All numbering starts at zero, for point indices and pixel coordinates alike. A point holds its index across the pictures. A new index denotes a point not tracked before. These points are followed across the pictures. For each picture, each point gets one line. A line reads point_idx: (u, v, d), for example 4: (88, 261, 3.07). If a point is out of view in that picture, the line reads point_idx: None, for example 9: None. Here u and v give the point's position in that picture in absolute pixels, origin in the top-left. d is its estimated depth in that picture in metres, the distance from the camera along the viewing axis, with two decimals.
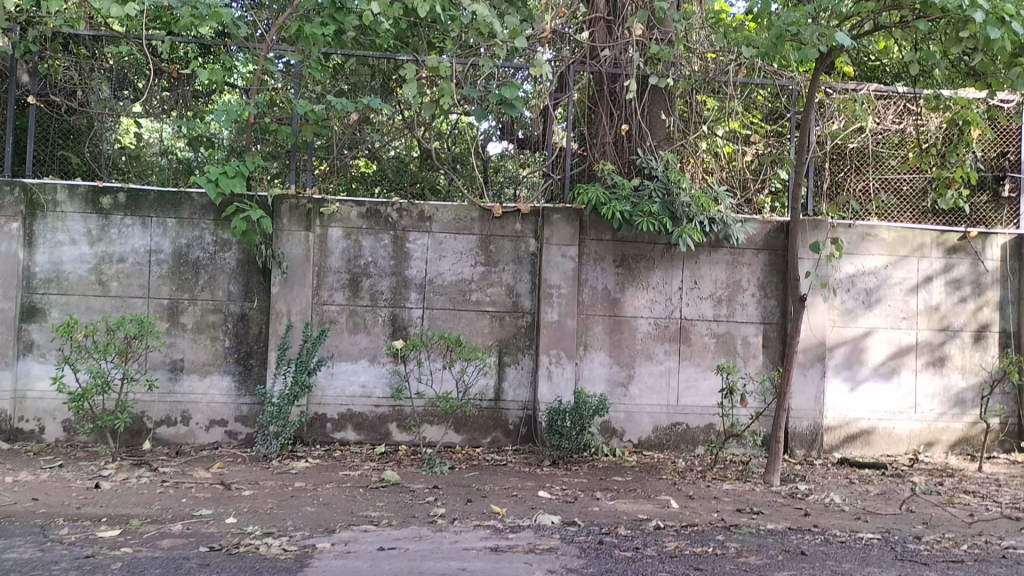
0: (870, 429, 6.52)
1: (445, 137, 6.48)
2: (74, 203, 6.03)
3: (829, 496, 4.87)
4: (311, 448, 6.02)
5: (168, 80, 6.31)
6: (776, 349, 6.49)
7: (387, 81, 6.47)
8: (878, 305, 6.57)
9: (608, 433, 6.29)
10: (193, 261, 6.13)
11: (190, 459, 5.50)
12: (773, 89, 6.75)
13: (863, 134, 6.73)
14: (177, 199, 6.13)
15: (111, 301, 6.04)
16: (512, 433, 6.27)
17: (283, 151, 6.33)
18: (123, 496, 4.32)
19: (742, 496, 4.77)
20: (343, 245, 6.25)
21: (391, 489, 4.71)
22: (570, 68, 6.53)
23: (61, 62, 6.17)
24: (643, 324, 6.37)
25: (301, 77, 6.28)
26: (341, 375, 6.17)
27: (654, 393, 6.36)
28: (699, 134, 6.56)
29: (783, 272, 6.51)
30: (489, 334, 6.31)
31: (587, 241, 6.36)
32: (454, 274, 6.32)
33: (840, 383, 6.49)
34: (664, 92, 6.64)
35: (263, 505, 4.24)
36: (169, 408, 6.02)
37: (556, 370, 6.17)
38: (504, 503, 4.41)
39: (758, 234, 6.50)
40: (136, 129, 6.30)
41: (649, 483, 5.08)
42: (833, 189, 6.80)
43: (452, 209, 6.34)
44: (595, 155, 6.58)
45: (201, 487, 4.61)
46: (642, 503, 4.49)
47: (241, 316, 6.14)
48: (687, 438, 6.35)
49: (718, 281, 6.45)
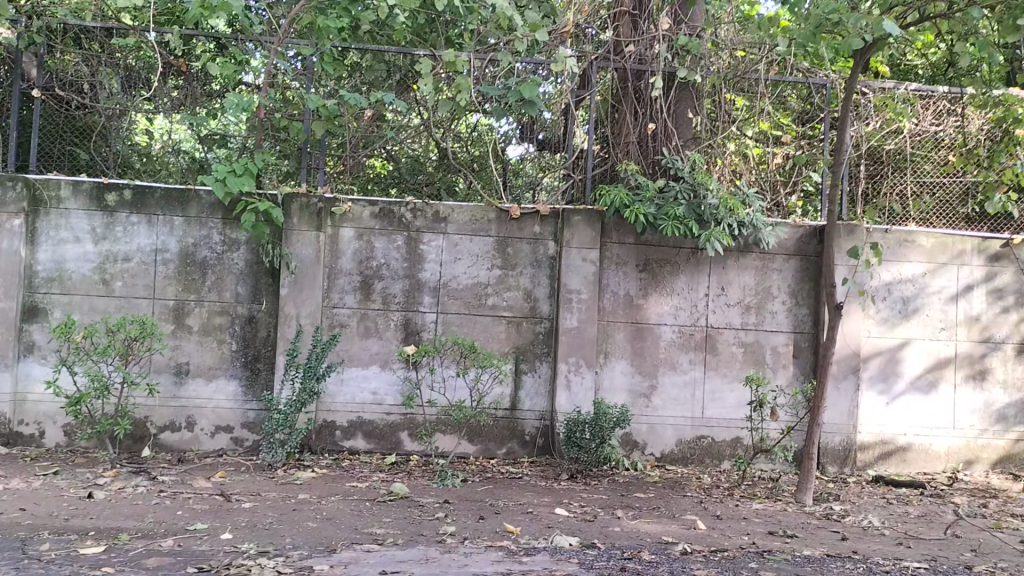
0: (906, 446, 6.19)
1: (463, 139, 6.30)
2: (79, 199, 5.83)
3: (866, 517, 4.55)
4: (319, 457, 5.79)
5: (179, 76, 6.14)
6: (807, 360, 6.17)
7: (405, 77, 6.23)
8: (915, 315, 6.24)
9: (629, 446, 5.99)
10: (200, 261, 5.92)
11: (192, 468, 5.27)
12: (806, 89, 6.47)
13: (900, 136, 6.43)
14: (184, 197, 5.92)
15: (116, 302, 5.84)
16: (529, 444, 6.00)
17: (295, 148, 6.12)
18: (115, 507, 4.09)
19: (774, 517, 4.46)
20: (355, 246, 6.01)
21: (400, 504, 4.45)
22: (593, 65, 6.27)
23: (71, 58, 6.01)
24: (667, 332, 6.08)
25: (314, 72, 6.01)
26: (351, 381, 5.93)
27: (677, 404, 6.06)
28: (729, 133, 6.34)
29: (815, 278, 6.20)
30: (505, 340, 6.05)
31: (610, 244, 6.08)
32: (470, 277, 6.06)
33: (875, 396, 6.17)
34: (693, 90, 6.34)
35: (262, 520, 4.00)
36: (174, 413, 5.80)
37: (576, 378, 5.89)
38: (519, 522, 4.14)
39: (789, 238, 6.19)
40: (146, 126, 6.14)
41: (674, 502, 4.78)
42: (869, 194, 6.52)
43: (468, 210, 6.08)
44: (618, 155, 6.28)
45: (199, 498, 4.37)
46: (666, 524, 4.20)
47: (248, 319, 5.92)
48: (712, 453, 6.05)
49: (746, 288, 6.15)
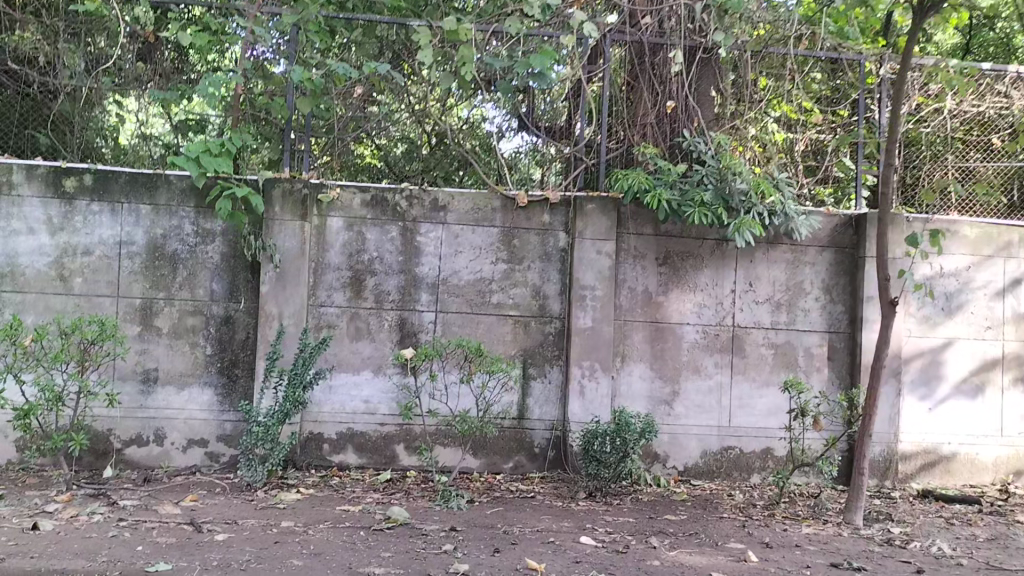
0: (951, 455, 5.64)
1: (459, 125, 5.70)
2: (33, 184, 5.16)
3: (934, 543, 4.02)
4: (305, 474, 5.17)
5: (144, 48, 5.57)
6: (843, 361, 5.63)
7: (398, 52, 5.60)
8: (959, 312, 5.70)
9: (650, 459, 5.41)
10: (171, 255, 5.29)
11: (159, 489, 4.61)
12: (838, 64, 5.91)
13: (940, 117, 5.93)
14: (152, 182, 5.27)
15: (75, 301, 5.19)
16: (538, 457, 5.41)
17: (276, 130, 5.46)
18: (63, 543, 3.44)
19: (831, 545, 3.90)
20: (344, 238, 5.40)
21: (400, 533, 3.85)
22: (609, 37, 5.65)
23: (30, 34, 5.41)
24: (690, 332, 5.51)
25: (295, 44, 5.37)
26: (340, 388, 5.33)
27: (701, 412, 5.50)
28: (755, 113, 5.75)
29: (852, 272, 5.64)
30: (512, 342, 5.46)
31: (626, 234, 5.50)
32: (472, 272, 5.46)
33: (916, 402, 5.63)
34: (716, 65, 5.78)
35: (239, 557, 3.37)
36: (141, 426, 5.17)
37: (591, 384, 5.31)
38: (541, 555, 3.55)
39: (823, 228, 5.63)
40: (113, 106, 5.56)
41: (712, 526, 4.20)
42: (907, 182, 5.99)
43: (470, 197, 5.47)
44: (634, 138, 5.69)
45: (165, 529, 3.73)
46: (712, 556, 3.64)
47: (225, 319, 5.30)
48: (741, 465, 5.48)
49: (776, 283, 5.58)
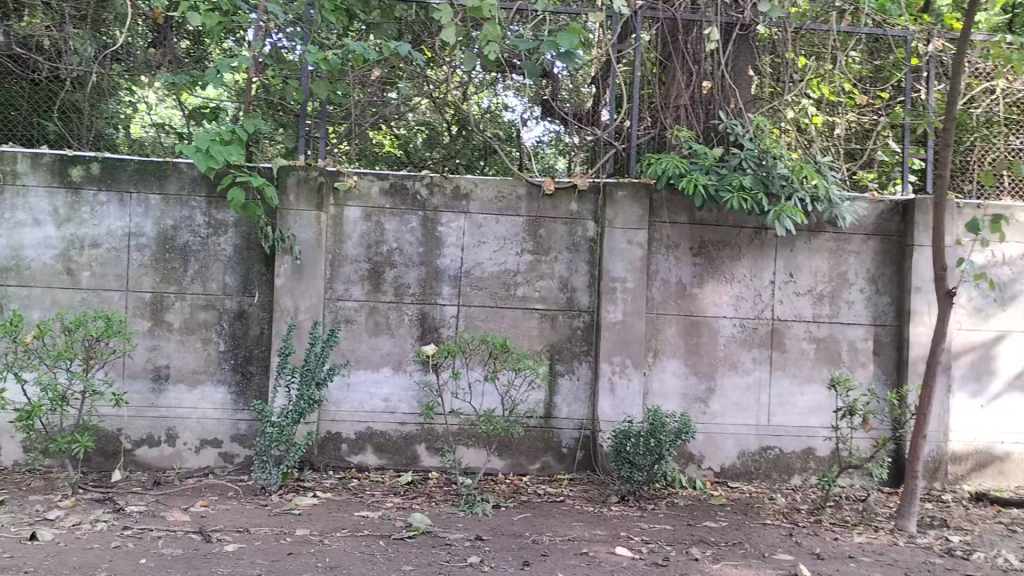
0: (1004, 456, 5.31)
1: (482, 110, 5.45)
2: (38, 173, 4.95)
3: (999, 554, 3.72)
4: (322, 475, 4.94)
5: (154, 30, 5.34)
6: (890, 357, 5.31)
7: (420, 34, 5.35)
8: (1014, 304, 5.35)
9: (684, 459, 5.13)
10: (181, 247, 5.06)
11: (169, 493, 4.40)
12: (881, 43, 5.57)
13: (990, 98, 5.59)
14: (161, 171, 5.05)
15: (83, 295, 4.99)
16: (567, 458, 5.15)
17: (292, 118, 5.23)
18: (61, 555, 3.21)
19: (888, 557, 3.61)
20: (362, 229, 5.14)
21: (422, 542, 3.60)
22: (639, 12, 5.33)
23: (38, 20, 5.21)
24: (727, 326, 5.21)
25: (310, 24, 5.01)
26: (358, 386, 5.09)
27: (739, 410, 5.20)
28: (794, 94, 5.45)
29: (899, 262, 5.32)
30: (538, 337, 5.19)
31: (659, 223, 5.20)
32: (496, 264, 5.20)
33: (967, 400, 5.30)
34: (753, 42, 5.47)
35: (250, 570, 3.14)
36: (152, 426, 4.96)
37: (622, 381, 5.03)
38: (575, 569, 3.29)
39: (868, 215, 5.30)
40: (122, 93, 5.33)
41: (757, 534, 3.92)
42: (959, 166, 5.61)
43: (494, 185, 5.20)
44: (667, 120, 5.38)
45: (172, 538, 3.51)
46: (758, 570, 3.37)
47: (238, 314, 5.07)
48: (781, 467, 5.18)
49: (818, 273, 5.27)
